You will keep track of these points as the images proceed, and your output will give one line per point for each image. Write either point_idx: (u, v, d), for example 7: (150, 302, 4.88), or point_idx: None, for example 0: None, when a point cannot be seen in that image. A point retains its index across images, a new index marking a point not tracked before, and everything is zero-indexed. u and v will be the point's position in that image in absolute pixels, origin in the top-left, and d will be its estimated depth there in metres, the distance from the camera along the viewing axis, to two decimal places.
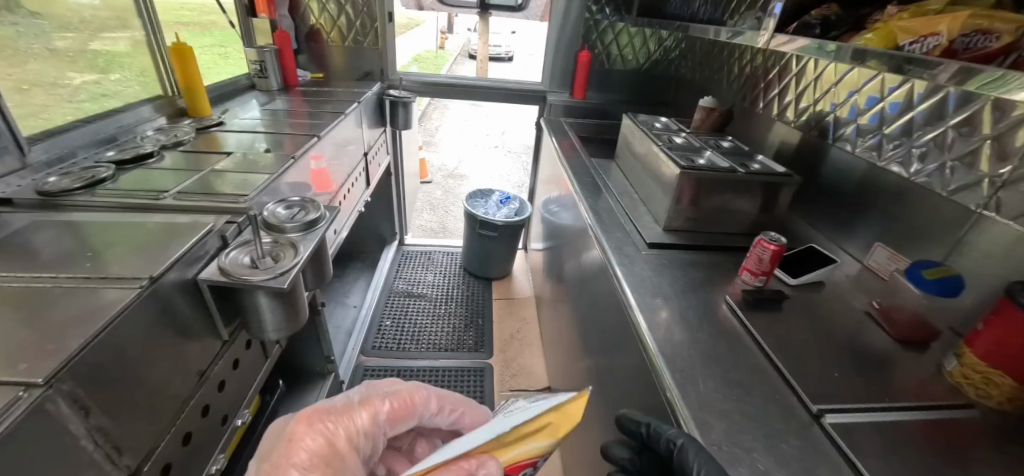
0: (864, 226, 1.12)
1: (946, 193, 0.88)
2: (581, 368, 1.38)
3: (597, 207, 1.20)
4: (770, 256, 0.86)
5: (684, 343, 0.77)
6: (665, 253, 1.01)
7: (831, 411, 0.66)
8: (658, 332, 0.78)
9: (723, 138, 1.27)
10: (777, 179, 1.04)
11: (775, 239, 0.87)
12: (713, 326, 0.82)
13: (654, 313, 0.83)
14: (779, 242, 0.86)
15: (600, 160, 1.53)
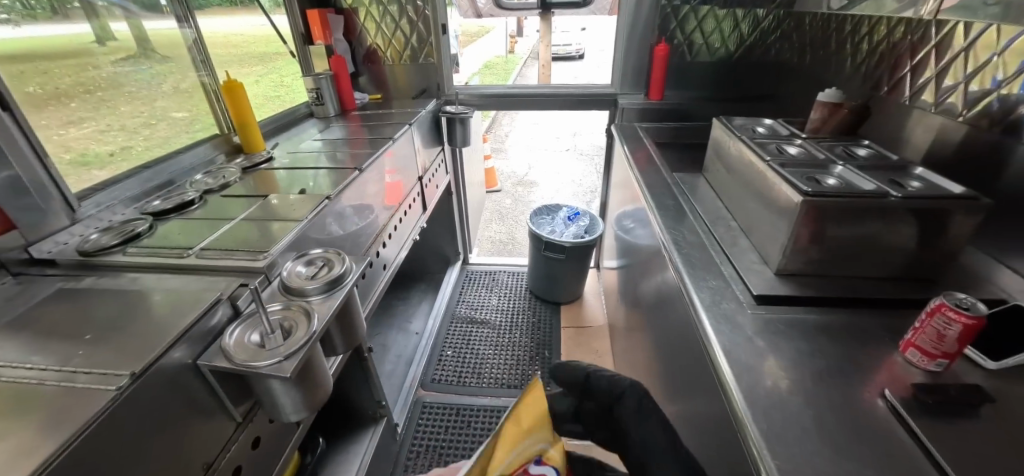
0: None
1: None
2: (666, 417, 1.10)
3: (679, 239, 0.95)
4: (960, 333, 0.56)
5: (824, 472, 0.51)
6: (777, 313, 0.75)
7: None
8: (781, 449, 0.54)
9: (857, 142, 0.95)
10: (956, 204, 0.72)
11: (965, 305, 0.57)
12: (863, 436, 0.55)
13: (767, 410, 0.59)
14: (976, 313, 0.55)
15: (684, 173, 1.27)
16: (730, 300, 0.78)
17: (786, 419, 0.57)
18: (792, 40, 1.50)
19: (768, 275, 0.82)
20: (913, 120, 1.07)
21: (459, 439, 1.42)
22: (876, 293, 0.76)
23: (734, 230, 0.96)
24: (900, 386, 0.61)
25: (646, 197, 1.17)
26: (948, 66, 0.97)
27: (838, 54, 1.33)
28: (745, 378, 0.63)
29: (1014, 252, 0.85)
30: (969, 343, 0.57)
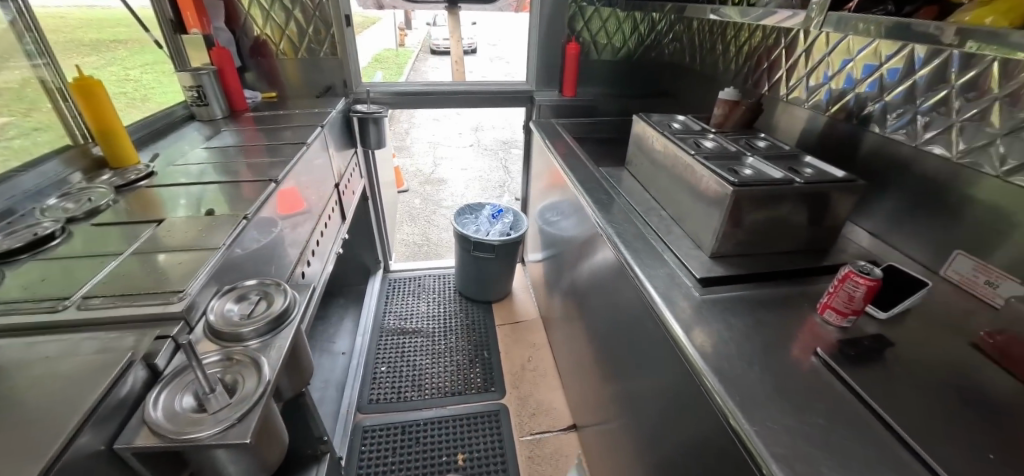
0: (921, 227, 0.95)
1: None
2: (610, 397, 1.17)
3: (622, 231, 1.01)
4: (865, 293, 0.70)
5: (790, 430, 0.59)
6: (718, 292, 0.84)
7: None
8: (754, 417, 0.61)
9: (755, 135, 1.10)
10: (838, 186, 0.88)
11: (867, 271, 0.72)
12: (812, 394, 0.65)
13: (738, 384, 0.66)
14: (874, 276, 0.71)
15: (608, 167, 1.34)
16: (677, 285, 0.85)
17: (754, 390, 0.65)
18: (683, 42, 1.68)
19: (704, 259, 0.91)
20: (787, 115, 1.28)
21: (409, 459, 1.31)
22: (787, 265, 0.90)
23: (667, 219, 1.05)
24: (826, 344, 0.73)
25: (580, 191, 1.21)
26: (812, 70, 1.18)
27: (722, 56, 1.51)
28: (712, 357, 0.70)
29: (868, 220, 1.06)
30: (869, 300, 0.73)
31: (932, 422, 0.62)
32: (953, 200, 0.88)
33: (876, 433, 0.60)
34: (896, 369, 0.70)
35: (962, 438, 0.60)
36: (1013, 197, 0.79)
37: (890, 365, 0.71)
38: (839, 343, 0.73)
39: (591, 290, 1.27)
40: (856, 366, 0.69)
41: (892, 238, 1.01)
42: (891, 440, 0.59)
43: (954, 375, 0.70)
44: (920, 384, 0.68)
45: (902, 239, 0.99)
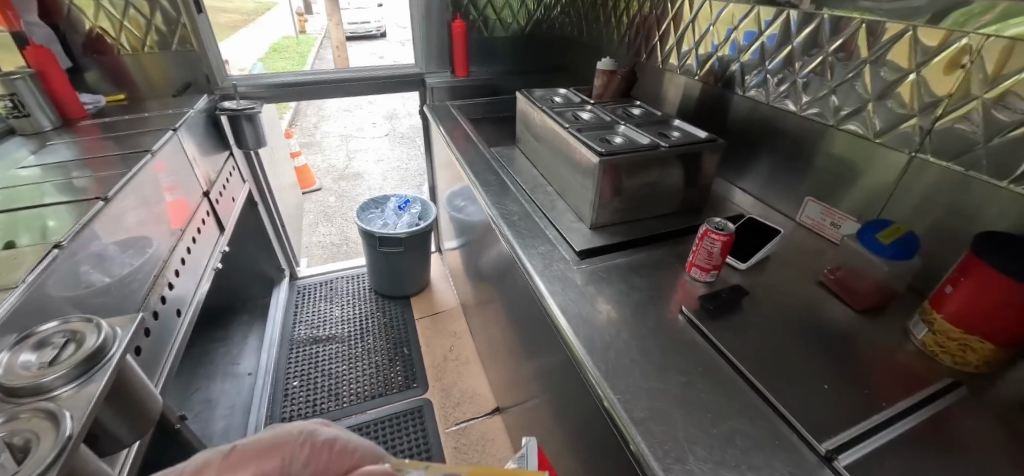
0: (780, 178, 1.02)
1: (873, 135, 0.83)
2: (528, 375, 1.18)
3: (507, 212, 0.99)
4: (720, 248, 0.74)
5: (655, 391, 0.61)
6: (598, 262, 0.85)
7: (840, 448, 0.54)
8: (620, 386, 0.61)
9: (631, 103, 1.12)
10: (702, 146, 0.91)
11: (721, 227, 0.74)
12: (676, 353, 0.67)
13: (608, 354, 0.66)
14: (728, 231, 0.73)
15: (500, 146, 1.31)
16: (558, 260, 0.85)
17: (623, 357, 0.66)
18: (572, 15, 1.68)
19: (585, 231, 0.92)
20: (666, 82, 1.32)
21: None
22: (663, 228, 0.93)
23: (552, 195, 1.04)
24: (693, 300, 0.76)
25: (469, 174, 1.17)
26: (682, 35, 1.22)
27: (607, 27, 1.53)
28: (585, 329, 0.70)
29: (738, 176, 1.13)
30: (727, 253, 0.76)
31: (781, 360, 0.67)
32: (803, 150, 0.96)
33: (731, 380, 0.64)
34: (755, 315, 0.75)
35: (806, 371, 0.66)
36: (849, 143, 0.87)
37: (749, 312, 0.75)
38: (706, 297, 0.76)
39: (501, 274, 1.26)
40: (718, 317, 0.73)
41: (758, 189, 1.08)
42: (742, 385, 0.63)
43: (804, 313, 0.76)
44: (773, 326, 0.73)
45: (767, 190, 1.06)
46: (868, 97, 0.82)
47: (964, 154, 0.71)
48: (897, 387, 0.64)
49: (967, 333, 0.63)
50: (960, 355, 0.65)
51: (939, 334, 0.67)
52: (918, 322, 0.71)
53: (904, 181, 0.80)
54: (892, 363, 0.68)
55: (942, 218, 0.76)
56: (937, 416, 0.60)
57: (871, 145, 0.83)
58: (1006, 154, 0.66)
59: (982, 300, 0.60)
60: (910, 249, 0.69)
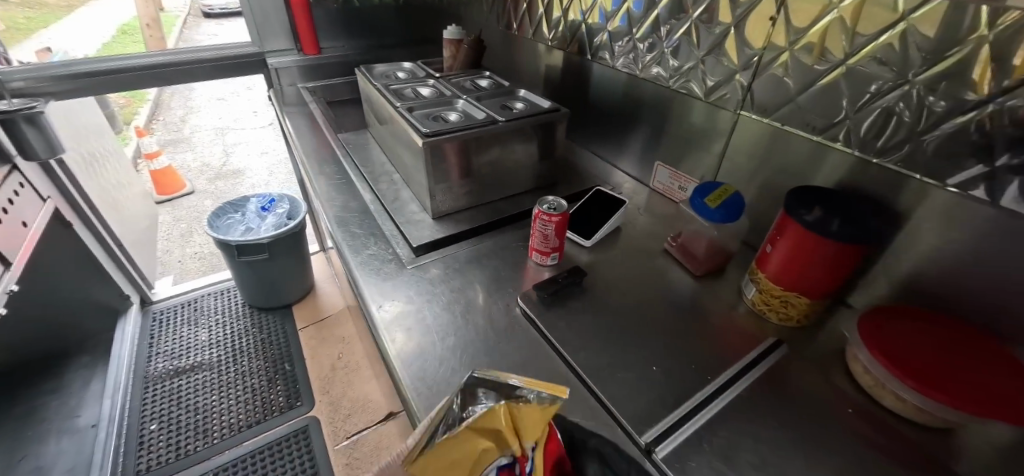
0: (637, 144, 1.00)
1: (706, 93, 0.82)
2: None
3: (341, 209, 0.86)
4: (555, 229, 0.65)
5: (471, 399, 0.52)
6: (437, 255, 0.75)
7: (660, 436, 0.47)
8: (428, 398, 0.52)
9: (480, 75, 1.03)
10: (542, 117, 0.83)
11: (554, 206, 0.65)
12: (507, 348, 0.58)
13: (426, 365, 0.56)
14: (561, 210, 0.65)
15: (350, 134, 1.18)
16: (388, 259, 0.73)
17: (439, 367, 0.56)
18: None
19: (427, 221, 0.81)
20: (529, 50, 1.25)
21: None
22: (513, 209, 0.85)
23: (397, 184, 0.92)
24: (529, 288, 0.66)
25: (308, 170, 1.01)
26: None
27: None
28: (404, 339, 0.59)
29: (603, 145, 1.10)
30: (565, 234, 0.68)
31: (619, 336, 0.59)
32: (652, 114, 0.94)
33: (555, 373, 0.55)
34: (599, 291, 0.68)
35: (649, 345, 0.58)
36: (689, 104, 0.85)
37: (593, 287, 0.68)
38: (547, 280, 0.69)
39: None
40: (558, 298, 0.64)
41: (620, 158, 1.06)
42: (567, 375, 0.54)
43: (651, 280, 0.72)
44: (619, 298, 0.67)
45: (628, 159, 1.04)
46: (700, 55, 0.80)
47: (781, 108, 0.71)
48: (732, 349, 0.61)
49: (788, 289, 0.61)
50: (784, 311, 0.63)
51: (766, 291, 0.64)
52: (748, 282, 0.68)
53: (735, 139, 0.80)
54: (729, 323, 0.65)
55: (769, 172, 0.76)
56: (767, 376, 0.57)
57: (706, 105, 0.82)
58: (815, 106, 0.67)
59: (802, 253, 0.58)
60: (736, 211, 0.65)
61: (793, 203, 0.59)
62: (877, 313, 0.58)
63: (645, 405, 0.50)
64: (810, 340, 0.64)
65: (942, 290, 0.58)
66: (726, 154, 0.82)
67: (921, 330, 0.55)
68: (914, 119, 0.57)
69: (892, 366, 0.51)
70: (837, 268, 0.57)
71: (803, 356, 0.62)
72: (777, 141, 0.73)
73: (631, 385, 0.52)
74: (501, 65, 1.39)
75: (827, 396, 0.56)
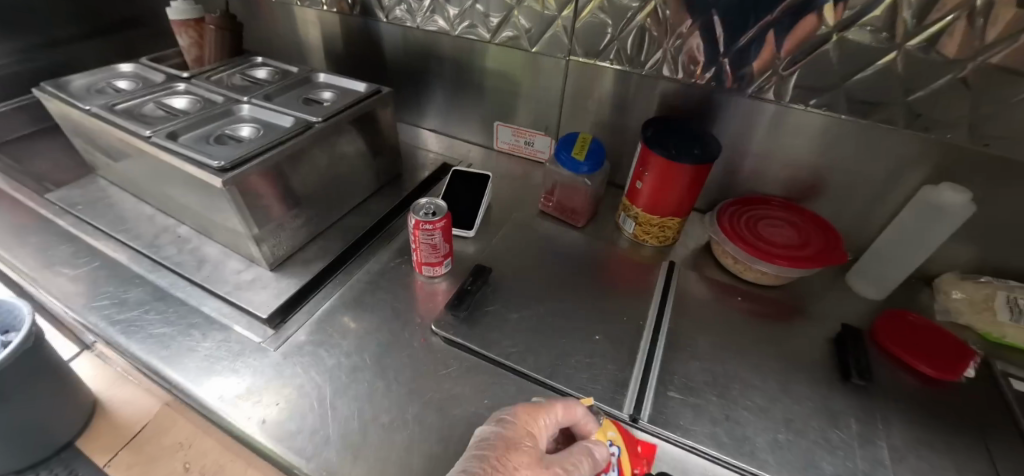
0: (469, 108, 0.92)
1: (528, 42, 0.77)
2: None
3: (109, 305, 0.57)
4: (443, 235, 0.56)
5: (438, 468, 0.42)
6: (299, 315, 0.57)
7: (637, 401, 0.48)
8: None
9: (250, 62, 0.77)
10: (364, 104, 0.68)
11: (430, 209, 0.56)
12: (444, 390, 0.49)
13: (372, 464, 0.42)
14: (441, 213, 0.56)
15: (63, 186, 0.77)
16: (233, 348, 0.52)
17: (387, 466, 0.42)
18: None
19: (263, 276, 0.60)
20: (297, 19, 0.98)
21: None
22: (367, 221, 0.70)
23: (190, 240, 0.65)
24: (440, 308, 0.57)
25: (16, 266, 0.63)
26: None
27: None
28: (321, 451, 0.43)
29: (428, 115, 0.98)
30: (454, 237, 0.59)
31: (551, 320, 0.56)
32: (475, 74, 0.86)
33: (516, 387, 0.49)
34: (507, 280, 0.61)
35: (581, 317, 0.57)
36: (513, 57, 0.80)
37: (500, 278, 0.61)
38: (451, 293, 0.60)
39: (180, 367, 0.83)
40: (476, 306, 0.56)
41: (455, 128, 0.97)
42: (528, 385, 0.49)
43: (546, 246, 0.69)
44: (530, 280, 0.62)
45: (462, 125, 0.95)
46: (512, 5, 0.74)
47: (604, 49, 0.72)
48: (641, 283, 0.64)
49: (663, 217, 0.67)
50: (662, 234, 0.70)
51: (645, 223, 0.69)
52: (625, 219, 0.71)
53: (567, 84, 0.79)
54: (627, 262, 0.68)
55: (606, 108, 0.79)
56: (677, 296, 0.62)
57: (531, 57, 0.79)
58: (634, 45, 0.69)
59: (667, 181, 0.63)
60: (600, 157, 0.66)
61: (649, 136, 0.63)
62: (724, 211, 0.69)
63: (610, 379, 0.50)
64: (685, 251, 0.72)
65: (754, 174, 0.74)
66: (562, 101, 0.81)
67: (758, 213, 0.68)
68: (718, 40, 0.64)
69: (753, 252, 0.63)
70: (695, 186, 0.64)
71: (687, 267, 0.69)
72: (606, 79, 0.75)
73: (589, 367, 0.51)
74: (261, 44, 1.08)
75: (717, 292, 0.65)
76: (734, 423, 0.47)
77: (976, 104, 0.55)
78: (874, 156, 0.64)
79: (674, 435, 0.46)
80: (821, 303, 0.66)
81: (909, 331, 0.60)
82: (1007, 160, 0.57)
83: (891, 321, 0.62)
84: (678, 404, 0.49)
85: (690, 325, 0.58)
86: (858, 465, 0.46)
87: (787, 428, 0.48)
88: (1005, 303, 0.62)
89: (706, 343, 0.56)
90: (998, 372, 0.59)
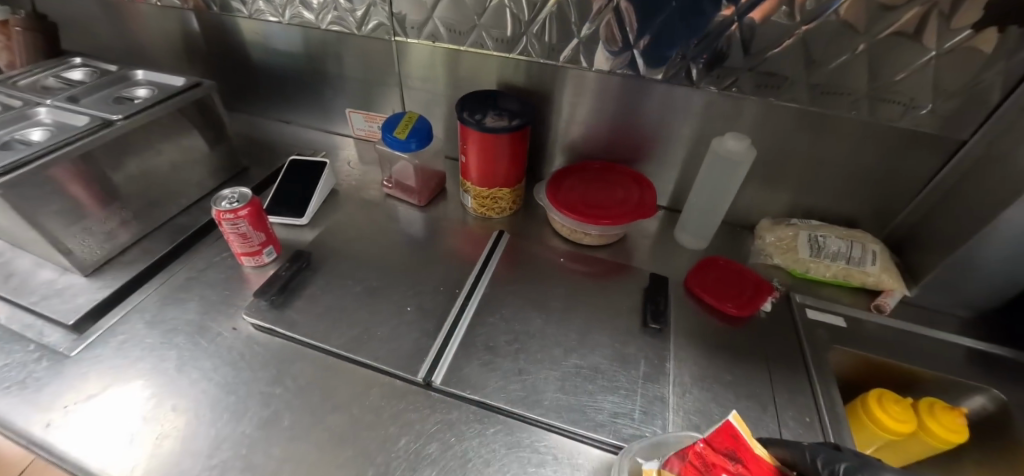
0: (320, 97, 0.90)
1: (358, 26, 0.76)
2: None
3: None
4: (251, 223, 0.57)
5: (229, 445, 0.44)
6: (110, 319, 0.56)
7: (433, 363, 0.51)
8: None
9: (66, 63, 0.73)
10: (180, 98, 0.66)
11: (234, 198, 0.56)
12: (248, 372, 0.51)
13: (156, 454, 0.43)
14: (245, 201, 0.56)
15: None
16: (31, 359, 0.51)
17: (178, 451, 0.44)
18: None
19: (78, 283, 0.59)
20: (125, 14, 0.92)
21: None
22: (199, 220, 0.69)
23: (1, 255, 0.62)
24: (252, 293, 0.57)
25: None
26: None
27: None
28: (112, 447, 0.44)
29: (283, 108, 0.95)
30: (265, 222, 0.59)
31: (366, 301, 0.57)
32: (317, 61, 0.84)
33: (320, 362, 0.52)
34: (331, 263, 0.62)
35: (398, 293, 0.59)
36: (348, 42, 0.79)
37: (323, 262, 0.62)
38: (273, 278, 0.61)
39: None
40: (291, 291, 0.58)
41: (315, 119, 0.94)
42: (332, 360, 0.52)
43: (384, 229, 0.70)
44: (356, 260, 0.63)
45: (317, 115, 0.94)
46: None
47: (429, 28, 0.73)
48: (474, 254, 0.67)
49: (494, 187, 0.69)
50: (498, 204, 0.72)
51: (480, 196, 0.71)
52: (463, 193, 0.73)
53: (404, 67, 0.79)
54: (465, 235, 0.70)
55: (445, 88, 0.80)
56: (498, 262, 0.65)
57: (365, 41, 0.78)
58: (455, 23, 0.70)
59: (488, 152, 0.65)
60: (426, 133, 0.68)
61: (462, 110, 0.64)
62: (553, 176, 0.71)
63: (412, 345, 0.52)
64: (527, 219, 0.75)
65: (588, 142, 0.78)
66: (404, 84, 0.81)
67: (584, 177, 0.71)
68: (526, 13, 0.66)
69: (574, 217, 0.64)
70: (518, 156, 0.67)
71: (525, 234, 0.72)
72: (439, 58, 0.76)
73: (393, 336, 0.53)
74: (95, 43, 1.00)
75: (546, 253, 0.68)
76: (525, 376, 0.50)
77: (749, 57, 0.61)
78: (680, 114, 0.69)
79: (464, 393, 0.48)
80: (646, 255, 0.70)
81: (719, 273, 0.65)
82: (782, 108, 0.64)
83: (705, 267, 0.66)
84: (472, 361, 0.51)
85: (511, 287, 0.62)
86: (635, 402, 0.48)
87: (577, 375, 0.50)
88: (806, 240, 0.68)
89: (520, 303, 0.59)
90: (792, 301, 0.65)
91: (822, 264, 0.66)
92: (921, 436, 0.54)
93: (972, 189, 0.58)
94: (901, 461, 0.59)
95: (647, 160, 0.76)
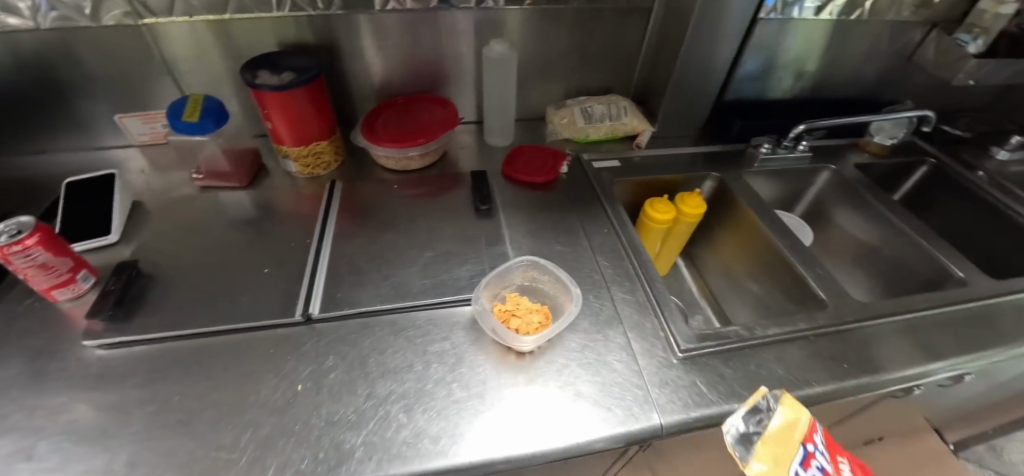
0: (72, 112, 0.78)
1: (85, 16, 0.67)
2: None
3: None
4: (52, 250, 0.52)
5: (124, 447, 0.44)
6: None
7: (306, 302, 0.56)
8: None
9: None
10: None
11: (14, 229, 0.50)
12: (117, 385, 0.49)
13: None
14: (32, 228, 0.50)
15: None
16: None
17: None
18: None
19: None
20: None
21: None
22: None
23: None
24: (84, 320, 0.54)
25: None
26: None
27: None
28: None
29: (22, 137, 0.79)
30: (67, 247, 0.55)
31: (219, 281, 0.58)
32: (49, 71, 0.72)
33: (192, 346, 0.52)
34: (166, 265, 0.60)
35: (250, 263, 0.61)
36: (81, 38, 0.69)
37: (155, 267, 0.60)
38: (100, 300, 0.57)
39: None
40: (130, 302, 0.56)
41: (75, 139, 0.81)
42: (203, 340, 0.53)
43: (214, 218, 0.68)
44: (194, 253, 0.62)
45: (77, 135, 0.81)
46: None
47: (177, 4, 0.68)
48: (313, 208, 0.70)
49: (313, 144, 0.72)
50: (322, 159, 0.75)
51: (300, 156, 0.73)
52: (283, 160, 0.74)
53: (166, 52, 0.73)
54: (301, 196, 0.73)
55: (223, 65, 0.76)
56: (339, 209, 0.70)
57: (105, 33, 0.69)
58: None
59: (290, 110, 0.67)
60: (221, 112, 0.66)
61: (247, 77, 0.64)
62: (365, 119, 0.76)
63: (282, 296, 0.56)
64: (357, 165, 0.80)
65: (389, 83, 0.84)
66: (173, 71, 0.76)
67: (393, 112, 0.78)
68: None
69: (396, 145, 0.71)
70: (322, 108, 0.70)
71: (359, 178, 0.77)
72: (202, 35, 0.72)
73: (259, 297, 0.56)
74: None
75: (381, 186, 0.75)
76: (392, 278, 0.58)
77: None
78: (456, 36, 0.79)
79: (343, 310, 0.55)
80: (468, 162, 0.82)
81: (524, 157, 0.79)
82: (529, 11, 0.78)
83: (514, 156, 0.79)
84: (342, 287, 0.57)
85: (359, 222, 0.68)
86: (483, 262, 0.61)
87: (437, 262, 0.61)
88: (579, 113, 0.85)
89: (370, 230, 0.66)
90: (582, 160, 0.82)
91: (595, 128, 0.85)
92: (682, 218, 0.77)
93: (664, 42, 0.81)
94: (683, 240, 0.82)
95: (445, 84, 0.86)
